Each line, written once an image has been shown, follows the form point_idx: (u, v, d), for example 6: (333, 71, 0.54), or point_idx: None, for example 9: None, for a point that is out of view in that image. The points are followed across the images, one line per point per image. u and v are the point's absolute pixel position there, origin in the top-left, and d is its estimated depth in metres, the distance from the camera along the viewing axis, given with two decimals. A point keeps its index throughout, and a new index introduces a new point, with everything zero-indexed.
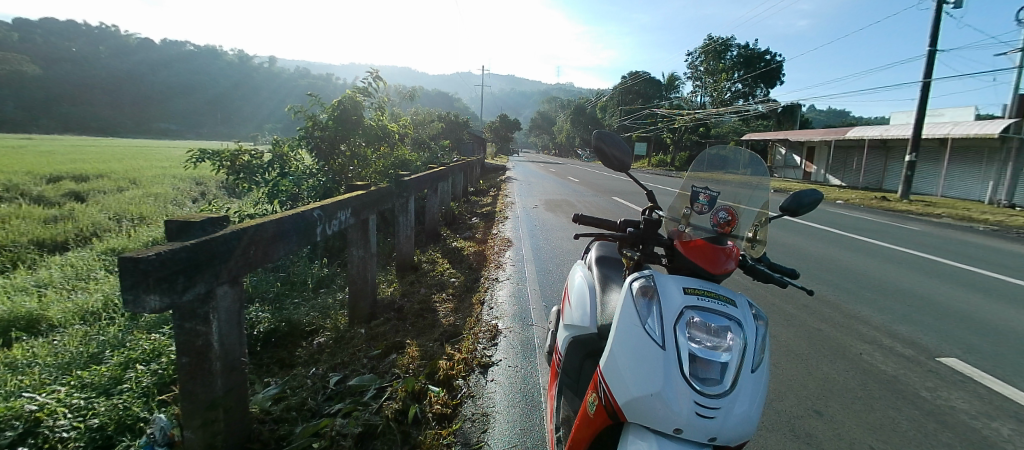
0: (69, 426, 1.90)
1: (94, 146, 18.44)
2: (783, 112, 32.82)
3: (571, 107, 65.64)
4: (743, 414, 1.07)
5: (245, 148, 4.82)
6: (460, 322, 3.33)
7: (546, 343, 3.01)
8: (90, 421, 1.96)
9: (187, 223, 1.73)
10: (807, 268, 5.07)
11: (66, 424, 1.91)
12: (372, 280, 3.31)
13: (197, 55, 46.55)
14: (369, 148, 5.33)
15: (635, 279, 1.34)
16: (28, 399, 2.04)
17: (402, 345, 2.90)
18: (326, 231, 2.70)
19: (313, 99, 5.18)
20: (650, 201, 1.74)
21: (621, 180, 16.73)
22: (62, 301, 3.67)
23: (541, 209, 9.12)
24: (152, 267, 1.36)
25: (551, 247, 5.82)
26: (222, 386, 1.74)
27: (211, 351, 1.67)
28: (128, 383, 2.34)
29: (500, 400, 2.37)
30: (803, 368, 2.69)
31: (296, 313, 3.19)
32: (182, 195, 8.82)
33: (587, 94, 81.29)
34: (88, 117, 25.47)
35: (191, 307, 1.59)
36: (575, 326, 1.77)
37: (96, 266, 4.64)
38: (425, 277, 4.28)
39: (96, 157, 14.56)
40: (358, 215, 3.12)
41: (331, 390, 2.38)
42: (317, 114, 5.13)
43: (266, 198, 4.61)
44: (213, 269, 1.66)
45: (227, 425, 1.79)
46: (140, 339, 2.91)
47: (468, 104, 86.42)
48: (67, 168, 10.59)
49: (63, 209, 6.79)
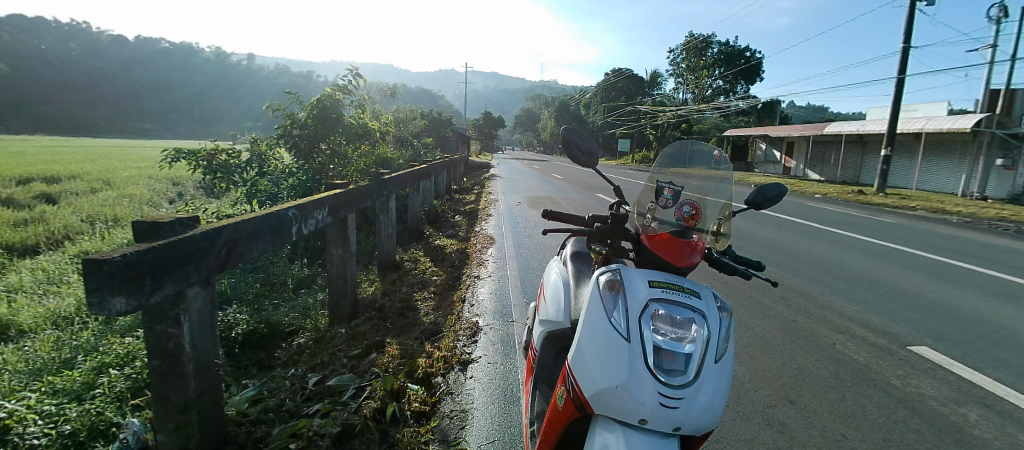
0: (40, 433, 1.86)
1: (65, 147, 17.94)
2: (764, 109, 33.40)
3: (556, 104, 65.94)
4: (707, 403, 1.10)
5: (222, 148, 4.72)
6: (440, 320, 3.33)
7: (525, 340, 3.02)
8: (62, 427, 1.92)
9: (155, 224, 1.70)
10: (785, 260, 5.17)
11: (38, 428, 1.88)
12: (352, 279, 3.28)
13: (173, 53, 45.56)
14: (349, 146, 5.23)
15: (602, 273, 1.36)
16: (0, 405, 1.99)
17: (383, 344, 2.89)
18: (302, 231, 2.67)
19: (291, 97, 5.10)
20: (619, 196, 1.75)
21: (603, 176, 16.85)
22: (33, 305, 3.57)
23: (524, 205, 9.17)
24: (117, 269, 1.33)
25: (533, 244, 5.84)
26: (195, 389, 1.72)
27: (183, 354, 1.65)
28: (101, 389, 2.29)
29: (479, 396, 2.38)
30: (780, 358, 2.75)
31: (275, 314, 3.13)
32: (158, 196, 8.62)
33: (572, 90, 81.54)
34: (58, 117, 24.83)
35: (162, 309, 1.56)
36: (550, 321, 1.76)
37: (69, 270, 4.51)
38: (407, 276, 4.25)
39: (69, 157, 14.17)
40: (336, 214, 3.08)
41: (310, 390, 2.36)
42: (295, 112, 5.06)
43: (244, 199, 4.57)
44: (183, 270, 1.64)
45: (201, 429, 1.76)
46: (112, 344, 2.84)
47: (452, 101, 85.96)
48: (37, 169, 10.28)
49: (33, 211, 6.58)
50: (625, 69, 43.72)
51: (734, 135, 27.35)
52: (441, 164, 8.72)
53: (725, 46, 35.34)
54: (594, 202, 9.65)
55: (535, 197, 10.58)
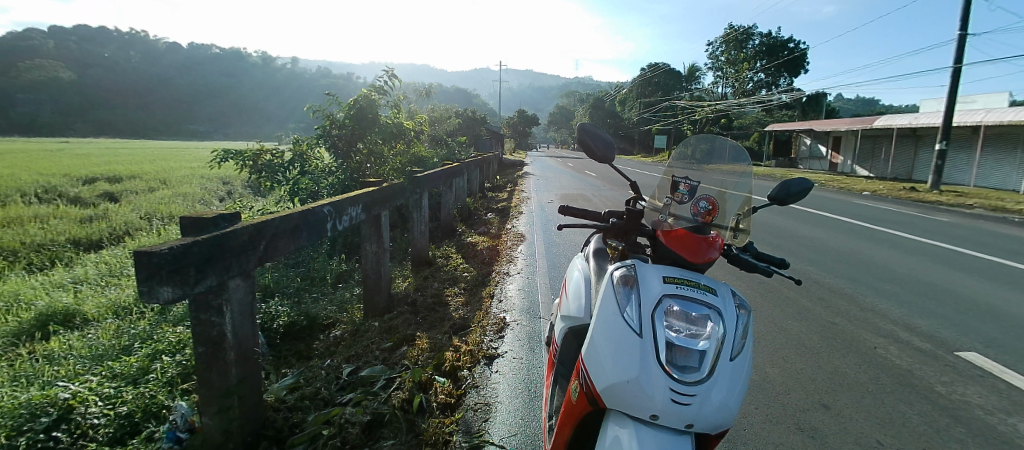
0: (100, 414, 2.06)
1: (128, 149, 19.41)
2: (808, 102, 31.70)
3: (589, 101, 65.16)
4: (721, 401, 1.08)
5: (266, 148, 4.98)
6: (469, 315, 3.39)
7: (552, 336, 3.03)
8: (119, 408, 2.12)
9: (200, 221, 1.83)
10: (825, 260, 4.92)
11: (99, 408, 2.08)
12: (385, 275, 3.39)
13: (223, 59, 48.36)
14: (385, 145, 5.35)
15: (617, 268, 1.35)
16: (69, 386, 2.23)
17: (413, 338, 2.98)
18: (336, 227, 2.78)
19: (331, 98, 5.31)
20: (636, 191, 1.74)
21: (638, 174, 16.53)
22: (96, 296, 3.92)
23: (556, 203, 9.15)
24: (164, 261, 1.45)
25: (563, 242, 5.83)
26: (236, 375, 1.85)
27: (225, 342, 1.78)
28: (154, 373, 2.50)
29: (504, 390, 2.42)
30: (814, 361, 2.63)
31: (314, 307, 3.29)
32: (208, 194, 9.19)
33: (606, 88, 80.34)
34: (121, 121, 26.88)
35: (205, 299, 1.69)
36: (571, 316, 1.76)
37: (128, 263, 4.91)
38: (439, 272, 4.35)
39: (131, 159, 15.34)
40: (370, 210, 3.19)
41: (344, 380, 2.47)
42: (334, 113, 5.25)
43: (288, 197, 4.82)
44: (225, 263, 1.77)
45: (242, 412, 1.89)
46: (166, 332, 3.08)
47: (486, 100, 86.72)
48: (105, 170, 11.23)
49: (98, 209, 7.19)
50: (661, 64, 42.61)
51: (776, 130, 26.12)
52: (474, 162, 8.83)
53: (768, 37, 33.77)
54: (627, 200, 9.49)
55: (567, 195, 10.53)
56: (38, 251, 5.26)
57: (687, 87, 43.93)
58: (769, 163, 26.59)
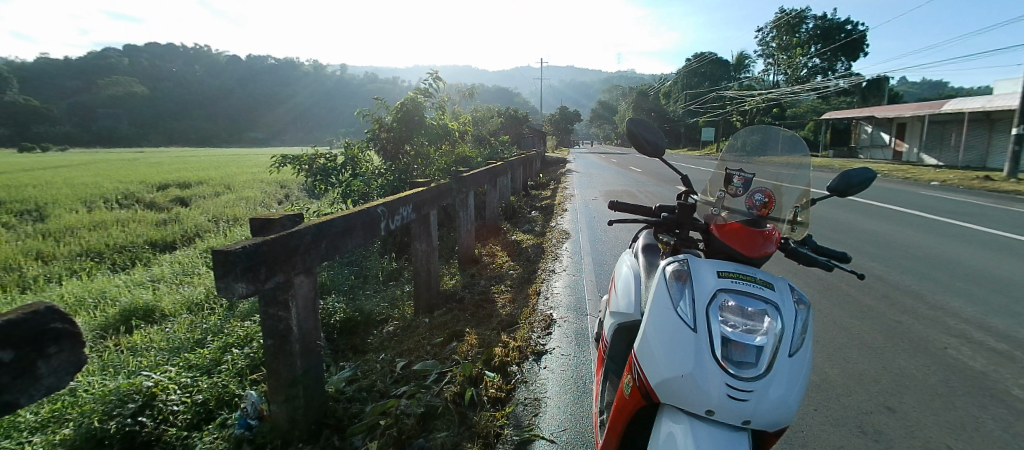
0: (180, 401, 2.27)
1: (198, 157, 21.09)
2: (868, 87, 29.54)
3: (632, 95, 63.80)
4: (779, 398, 1.07)
5: (321, 153, 5.26)
6: (516, 312, 3.45)
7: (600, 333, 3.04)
8: (196, 396, 2.33)
9: (268, 221, 1.99)
10: (888, 255, 4.61)
11: (179, 396, 2.30)
12: (434, 272, 3.51)
13: (278, 70, 51.34)
14: (432, 146, 5.49)
15: (669, 263, 1.35)
16: (155, 374, 2.48)
17: (462, 334, 3.06)
18: (389, 226, 2.91)
19: (379, 102, 5.58)
20: (686, 185, 1.72)
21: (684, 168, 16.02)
22: (171, 293, 4.30)
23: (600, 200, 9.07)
24: (239, 258, 1.60)
25: (609, 238, 5.77)
26: (301, 366, 2.00)
27: (291, 335, 1.93)
28: (225, 365, 2.72)
29: (553, 386, 2.45)
30: (876, 362, 2.49)
31: (368, 304, 3.46)
32: (268, 198, 9.81)
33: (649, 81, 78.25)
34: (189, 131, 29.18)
35: (274, 294, 1.85)
36: (620, 313, 1.77)
37: (198, 262, 5.33)
38: (485, 270, 4.43)
39: (201, 166, 16.67)
40: (419, 210, 3.31)
41: (398, 374, 2.59)
42: (383, 116, 5.51)
43: (340, 198, 5.03)
44: (291, 261, 1.92)
45: (307, 402, 2.04)
46: (234, 327, 3.34)
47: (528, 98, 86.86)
48: (178, 177, 12.23)
49: (172, 213, 7.85)
50: (708, 54, 41.07)
51: (833, 118, 24.57)
52: (517, 160, 8.90)
53: (823, 19, 31.73)
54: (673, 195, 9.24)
55: (612, 192, 10.41)
56: (124, 252, 5.82)
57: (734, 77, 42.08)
58: (825, 154, 25.04)
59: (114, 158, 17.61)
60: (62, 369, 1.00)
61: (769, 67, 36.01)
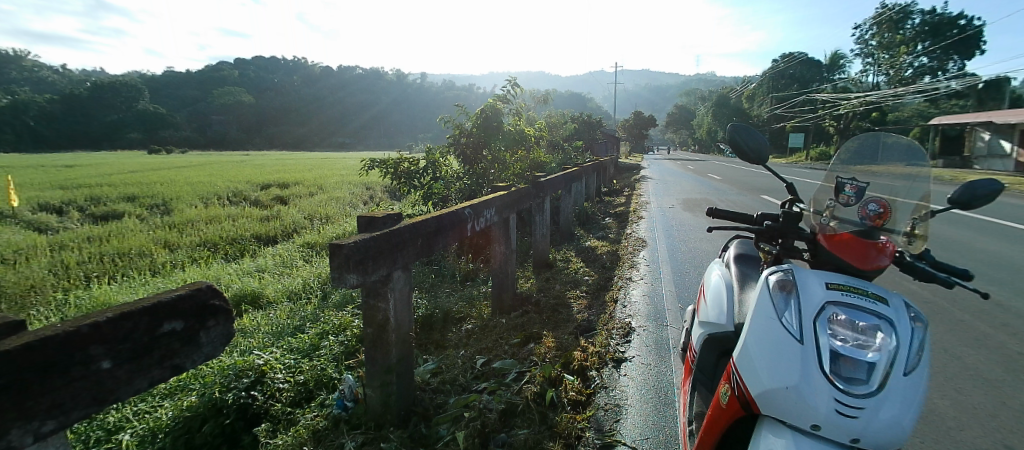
0: (284, 380, 2.62)
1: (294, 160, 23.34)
2: (992, 89, 25.93)
3: (706, 100, 60.91)
4: (892, 419, 1.07)
5: (405, 157, 5.55)
6: (593, 318, 3.53)
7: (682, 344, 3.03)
8: (298, 377, 2.68)
9: (373, 220, 2.24)
10: (1015, 280, 4.10)
11: (283, 375, 2.65)
12: (511, 275, 3.67)
13: (362, 79, 55.20)
14: (508, 152, 5.60)
15: (772, 273, 1.39)
16: (265, 353, 2.90)
17: (539, 336, 3.19)
18: (475, 227, 3.11)
19: (460, 109, 5.87)
20: (791, 193, 1.73)
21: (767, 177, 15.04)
22: (274, 282, 4.84)
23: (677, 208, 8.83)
24: (351, 252, 1.84)
25: (689, 249, 5.64)
26: (396, 356, 2.22)
27: (388, 326, 2.15)
28: (324, 349, 3.08)
29: (633, 394, 2.50)
30: (997, 397, 2.27)
31: (447, 302, 3.71)
32: (355, 198, 10.63)
33: (727, 84, 74.11)
34: None
35: (377, 287, 2.08)
36: (711, 323, 1.82)
37: (296, 256, 5.94)
38: (560, 275, 4.54)
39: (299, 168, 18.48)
40: (501, 213, 3.51)
41: (478, 370, 2.76)
42: (462, 123, 5.78)
43: (422, 200, 5.63)
44: (392, 257, 2.14)
45: (398, 388, 2.26)
46: (330, 316, 3.72)
47: (596, 104, 85.84)
48: (279, 178, 13.62)
49: (274, 210, 8.78)
50: (795, 55, 38.19)
51: (945, 124, 21.89)
52: (590, 166, 8.90)
53: (933, 14, 28.44)
54: (754, 205, 8.74)
55: (689, 200, 10.09)
56: (236, 244, 6.62)
57: (826, 79, 38.76)
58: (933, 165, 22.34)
59: (225, 161, 20.00)
60: (218, 342, 1.19)
61: (868, 68, 32.79)
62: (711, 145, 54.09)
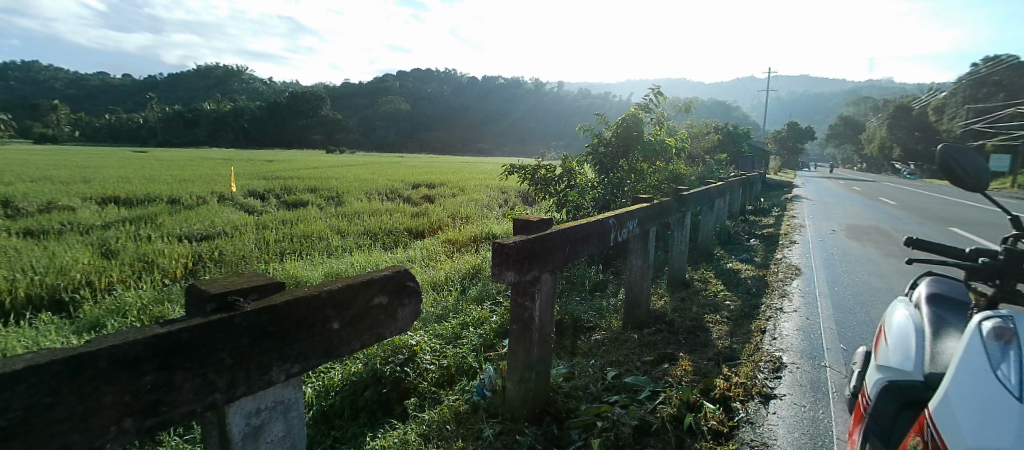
0: (431, 361, 3.19)
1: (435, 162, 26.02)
2: None
3: (881, 109, 51.34)
4: None
5: (543, 164, 5.99)
6: (737, 346, 3.40)
7: (846, 392, 2.79)
8: (443, 361, 3.21)
9: (529, 223, 2.51)
10: None
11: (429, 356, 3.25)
12: (645, 290, 3.72)
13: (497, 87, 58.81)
14: (646, 162, 5.73)
15: (986, 320, 1.30)
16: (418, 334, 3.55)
17: (674, 357, 3.20)
18: (617, 236, 3.24)
19: (600, 118, 6.03)
20: (1015, 227, 1.61)
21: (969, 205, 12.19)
22: (423, 272, 5.60)
23: (842, 235, 7.78)
24: (511, 251, 2.13)
25: (856, 284, 5.00)
26: (536, 355, 2.46)
27: (533, 324, 2.40)
28: (464, 339, 3.56)
29: (783, 435, 2.39)
30: None
31: (579, 310, 3.94)
32: (492, 201, 11.53)
33: (912, 89, 61.40)
34: None
35: (527, 287, 2.35)
36: (893, 368, 1.72)
37: (439, 250, 6.74)
38: (698, 297, 4.43)
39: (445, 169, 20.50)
40: (642, 226, 3.59)
41: (609, 382, 2.89)
42: (601, 132, 5.90)
43: (556, 207, 5.91)
44: (544, 261, 2.40)
45: (535, 386, 2.49)
46: (469, 309, 4.20)
47: (736, 111, 78.16)
48: (426, 184, 15.52)
49: (423, 207, 10.01)
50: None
51: None
52: (734, 180, 8.22)
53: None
54: (948, 238, 7.25)
55: (856, 226, 8.78)
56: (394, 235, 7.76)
57: None
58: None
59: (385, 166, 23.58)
60: (406, 318, 1.55)
61: None
62: (885, 162, 45.39)
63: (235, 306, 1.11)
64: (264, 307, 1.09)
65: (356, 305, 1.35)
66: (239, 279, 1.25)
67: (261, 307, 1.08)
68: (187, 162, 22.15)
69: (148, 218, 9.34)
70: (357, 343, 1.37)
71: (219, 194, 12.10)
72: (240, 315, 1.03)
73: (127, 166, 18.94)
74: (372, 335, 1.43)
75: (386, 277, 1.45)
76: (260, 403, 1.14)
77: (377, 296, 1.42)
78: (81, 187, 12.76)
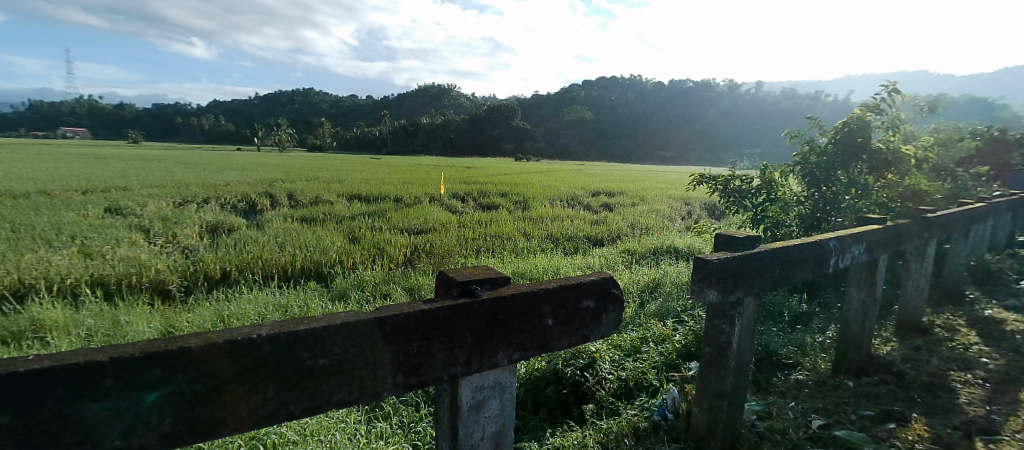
0: (609, 372, 3.57)
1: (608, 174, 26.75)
2: None
3: None
4: None
5: (735, 175, 5.63)
6: (1003, 418, 2.69)
7: None
8: (621, 373, 3.56)
9: (735, 239, 2.54)
10: None
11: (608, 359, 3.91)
12: (869, 330, 3.21)
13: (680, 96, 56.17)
14: (869, 175, 4.96)
15: None
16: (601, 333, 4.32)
17: (905, 417, 2.70)
18: (839, 262, 2.89)
19: (811, 123, 5.27)
20: None
21: None
22: None
23: None
24: (715, 269, 2.18)
25: None
26: (730, 384, 2.39)
27: (728, 350, 2.35)
28: (644, 354, 3.83)
29: None
30: None
31: (776, 342, 3.72)
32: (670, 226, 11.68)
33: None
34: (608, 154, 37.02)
35: (724, 309, 2.34)
36: None
37: None
38: (941, 347, 3.62)
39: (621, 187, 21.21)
40: (872, 252, 3.09)
41: (813, 431, 2.61)
42: (814, 138, 5.22)
43: (750, 222, 5.48)
44: (748, 282, 2.34)
45: (726, 417, 2.42)
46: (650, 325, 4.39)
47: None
48: (596, 206, 17.00)
49: None
50: None
51: None
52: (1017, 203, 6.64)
53: None
54: None
55: None
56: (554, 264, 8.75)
57: None
58: None
59: (558, 182, 25.60)
60: (608, 324, 1.76)
61: None
62: None
63: (474, 295, 1.42)
64: (495, 299, 1.41)
65: (566, 307, 1.61)
66: (477, 271, 1.58)
67: (493, 299, 1.41)
68: (410, 176, 28.34)
69: (378, 215, 15.07)
70: (566, 340, 1.63)
71: (431, 204, 16.45)
72: (479, 303, 1.38)
73: (372, 179, 25.40)
74: (580, 335, 1.67)
75: (593, 282, 1.70)
76: (483, 380, 1.47)
77: (586, 301, 1.67)
78: (348, 201, 17.95)
